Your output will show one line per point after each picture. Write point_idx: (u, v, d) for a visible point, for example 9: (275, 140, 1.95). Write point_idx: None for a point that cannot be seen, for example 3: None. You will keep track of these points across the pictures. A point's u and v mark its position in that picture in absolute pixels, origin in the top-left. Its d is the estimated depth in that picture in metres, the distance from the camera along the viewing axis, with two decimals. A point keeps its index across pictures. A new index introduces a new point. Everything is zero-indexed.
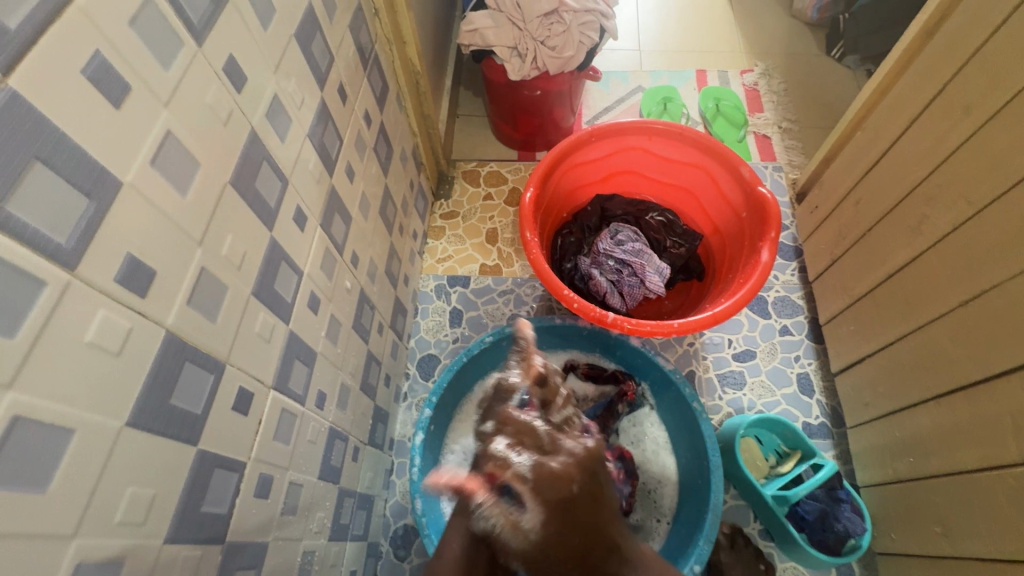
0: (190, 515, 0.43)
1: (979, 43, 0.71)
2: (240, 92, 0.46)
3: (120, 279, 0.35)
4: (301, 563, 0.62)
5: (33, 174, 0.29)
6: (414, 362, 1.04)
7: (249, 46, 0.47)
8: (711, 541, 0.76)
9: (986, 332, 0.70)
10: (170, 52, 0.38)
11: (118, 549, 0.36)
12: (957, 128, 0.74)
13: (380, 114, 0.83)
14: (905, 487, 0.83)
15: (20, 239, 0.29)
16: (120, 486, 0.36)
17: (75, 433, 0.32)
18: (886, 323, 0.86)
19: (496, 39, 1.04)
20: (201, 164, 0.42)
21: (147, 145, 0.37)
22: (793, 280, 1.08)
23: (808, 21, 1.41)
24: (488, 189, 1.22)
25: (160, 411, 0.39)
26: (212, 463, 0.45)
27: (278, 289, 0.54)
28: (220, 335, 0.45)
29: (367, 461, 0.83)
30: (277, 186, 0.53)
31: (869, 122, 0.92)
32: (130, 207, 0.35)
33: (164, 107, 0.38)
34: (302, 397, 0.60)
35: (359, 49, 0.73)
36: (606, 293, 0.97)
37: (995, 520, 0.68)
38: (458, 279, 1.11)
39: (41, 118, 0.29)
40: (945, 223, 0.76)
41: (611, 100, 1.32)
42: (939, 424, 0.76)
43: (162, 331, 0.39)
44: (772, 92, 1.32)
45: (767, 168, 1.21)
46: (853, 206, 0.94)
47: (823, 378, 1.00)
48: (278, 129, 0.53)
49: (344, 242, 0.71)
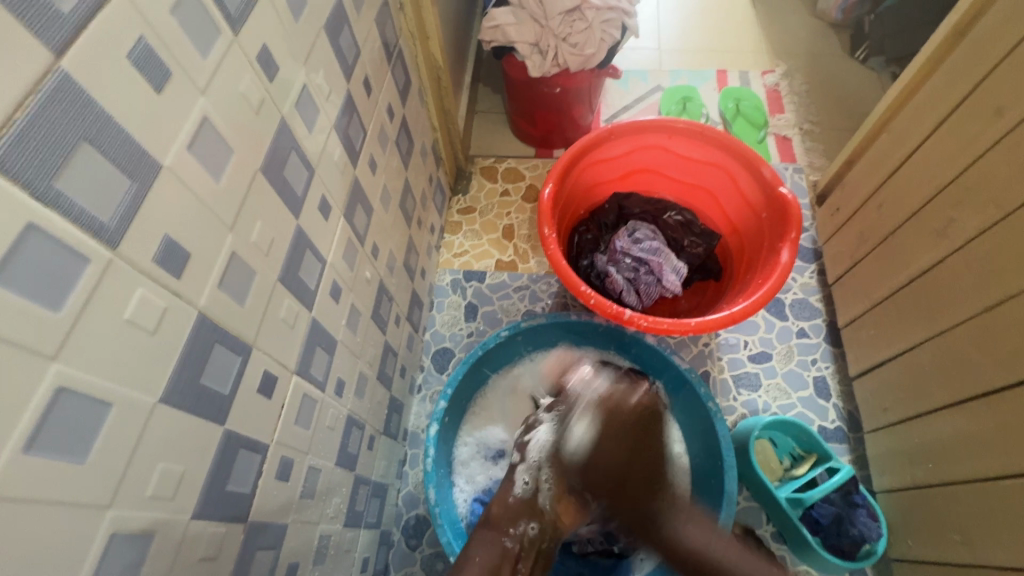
0: (216, 492, 0.44)
1: (1012, 44, 0.70)
2: (271, 81, 0.47)
3: (158, 259, 0.36)
4: (317, 547, 0.63)
5: (80, 154, 0.30)
6: (429, 354, 1.05)
7: (280, 36, 0.48)
8: (723, 541, 0.75)
9: (1011, 338, 0.68)
10: (209, 40, 0.39)
11: (149, 522, 0.37)
12: (987, 130, 0.73)
13: (403, 108, 0.84)
14: (924, 494, 0.82)
15: (67, 216, 0.30)
16: (152, 461, 0.37)
17: (112, 406, 0.33)
18: (908, 328, 0.85)
19: (517, 36, 1.05)
20: (235, 151, 0.43)
21: (185, 130, 0.38)
22: (812, 283, 1.07)
23: (832, 22, 1.39)
24: (505, 185, 1.22)
25: (191, 389, 0.40)
26: (237, 444, 0.46)
27: (302, 276, 0.55)
28: (248, 318, 0.46)
29: (382, 450, 0.84)
30: (304, 175, 0.54)
31: (895, 124, 0.91)
32: (168, 189, 0.36)
33: (202, 94, 0.39)
34: (322, 384, 0.61)
35: (384, 43, 0.73)
36: (622, 291, 0.96)
37: (1015, 529, 0.67)
38: (474, 274, 1.12)
39: (90, 100, 0.30)
40: (971, 227, 0.75)
41: (630, 99, 1.32)
42: (960, 431, 0.75)
43: (194, 311, 0.40)
44: (793, 93, 1.30)
45: (787, 169, 1.20)
46: (876, 209, 0.93)
47: (841, 383, 0.99)
48: (306, 119, 0.54)
49: (365, 233, 0.72)
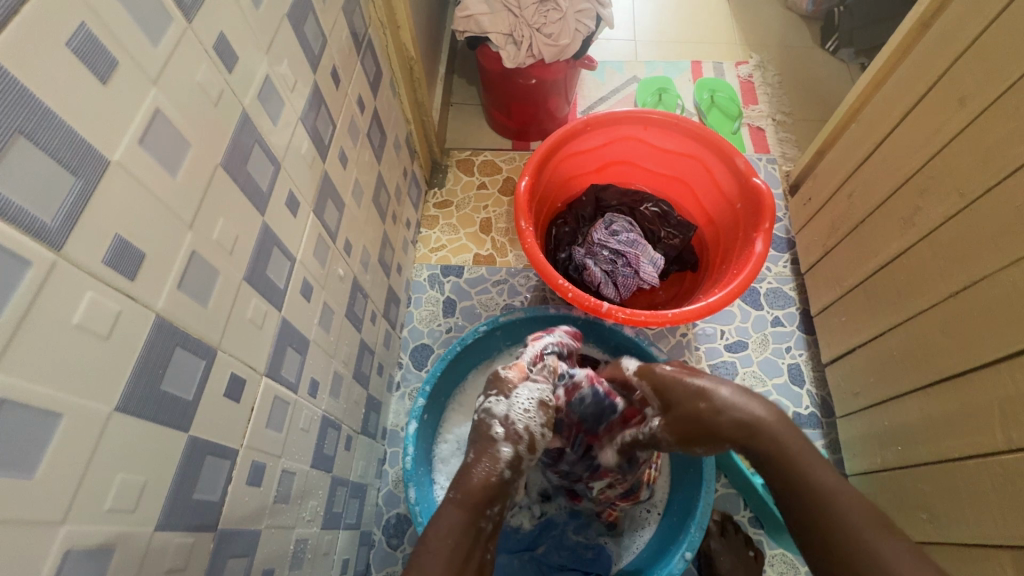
0: (182, 501, 0.42)
1: (974, 35, 0.71)
2: (231, 72, 0.45)
3: (108, 260, 0.34)
4: (293, 552, 0.62)
5: (15, 149, 0.28)
6: (407, 351, 1.03)
7: (240, 26, 0.45)
8: (702, 529, 0.75)
9: (978, 323, 0.70)
10: (159, 28, 0.37)
11: (107, 536, 0.36)
12: (951, 119, 0.74)
13: (374, 99, 0.82)
14: (893, 475, 0.84)
15: (4, 216, 0.28)
16: (110, 472, 0.35)
17: (62, 417, 0.32)
18: (877, 314, 0.87)
19: (490, 26, 1.03)
20: (192, 146, 0.41)
21: (136, 124, 0.36)
22: (785, 272, 1.09)
23: (803, 14, 1.41)
24: (482, 178, 1.21)
25: (150, 397, 0.38)
26: (205, 450, 0.45)
27: (270, 275, 0.53)
28: (211, 320, 0.45)
29: (360, 450, 0.83)
30: (269, 169, 0.52)
31: (864, 114, 0.93)
32: (117, 186, 0.34)
33: (153, 84, 0.37)
34: (294, 385, 0.60)
35: (353, 33, 0.71)
36: (600, 283, 0.97)
37: (980, 505, 0.69)
38: (452, 269, 1.10)
39: (25, 91, 0.28)
40: (936, 215, 0.76)
41: (606, 91, 1.31)
42: (926, 414, 0.78)
43: (152, 315, 0.38)
44: (766, 84, 1.32)
45: (761, 160, 1.21)
46: (846, 198, 0.95)
47: (814, 369, 1.01)
48: (270, 112, 0.52)
49: (337, 229, 0.70)
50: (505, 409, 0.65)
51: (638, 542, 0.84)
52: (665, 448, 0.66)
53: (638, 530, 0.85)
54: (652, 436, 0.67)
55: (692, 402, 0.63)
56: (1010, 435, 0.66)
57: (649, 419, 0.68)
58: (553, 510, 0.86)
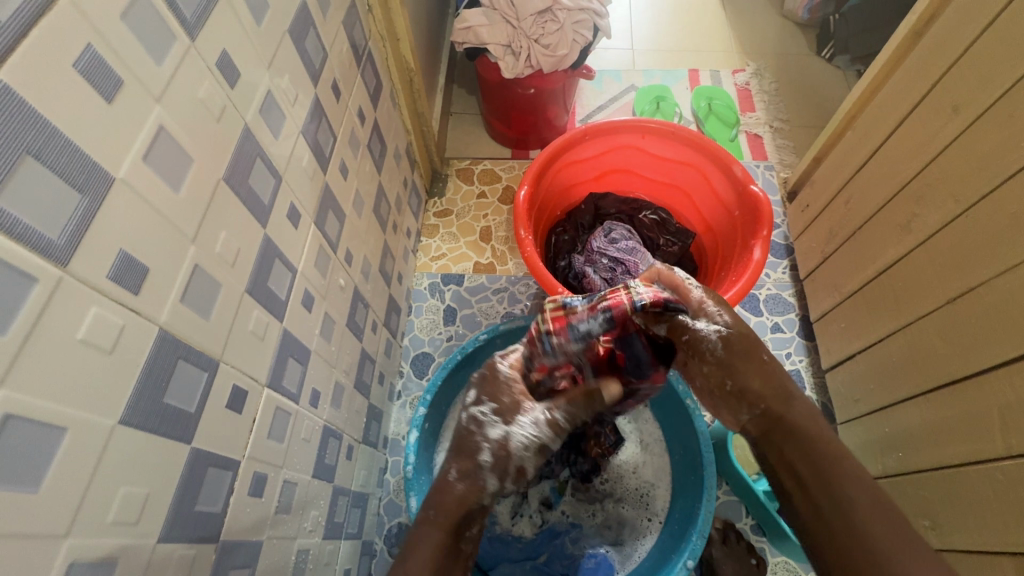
0: (184, 513, 0.42)
1: (967, 43, 0.72)
2: (233, 87, 0.46)
3: (112, 275, 0.34)
4: (295, 562, 0.62)
5: (24, 168, 0.29)
6: (408, 359, 1.03)
7: (243, 44, 0.46)
8: (705, 537, 0.75)
9: (976, 329, 0.70)
10: (163, 47, 0.37)
11: (111, 548, 0.36)
12: (946, 127, 0.75)
13: (374, 111, 0.83)
14: (894, 481, 0.83)
15: (12, 234, 0.28)
16: (113, 484, 0.36)
17: (67, 431, 0.32)
18: (875, 320, 0.87)
19: (489, 37, 1.04)
20: (195, 161, 0.42)
21: (140, 141, 0.36)
22: (784, 278, 1.09)
23: (799, 22, 1.42)
24: (481, 187, 1.22)
25: (154, 409, 0.39)
26: (207, 462, 0.45)
27: (271, 286, 0.54)
28: (214, 332, 0.45)
29: (361, 459, 0.83)
30: (271, 182, 0.53)
31: (860, 121, 0.93)
32: (121, 203, 0.35)
33: (157, 102, 0.37)
34: (295, 395, 0.60)
35: (352, 46, 0.72)
36: (600, 291, 0.97)
37: (982, 513, 0.69)
38: (452, 277, 1.11)
39: (34, 113, 0.29)
40: (934, 221, 0.77)
41: (604, 99, 1.32)
42: (927, 420, 0.78)
43: (155, 329, 0.38)
44: (763, 91, 1.33)
45: (758, 167, 1.22)
46: (844, 204, 0.95)
47: (814, 375, 1.01)
48: (271, 125, 0.52)
49: (338, 239, 0.71)
50: (502, 433, 0.56)
51: (639, 550, 0.84)
52: (711, 360, 0.56)
53: (639, 539, 0.85)
54: (699, 341, 0.57)
55: (751, 353, 0.55)
56: (1009, 440, 0.66)
57: (693, 326, 0.57)
58: (553, 519, 0.87)
